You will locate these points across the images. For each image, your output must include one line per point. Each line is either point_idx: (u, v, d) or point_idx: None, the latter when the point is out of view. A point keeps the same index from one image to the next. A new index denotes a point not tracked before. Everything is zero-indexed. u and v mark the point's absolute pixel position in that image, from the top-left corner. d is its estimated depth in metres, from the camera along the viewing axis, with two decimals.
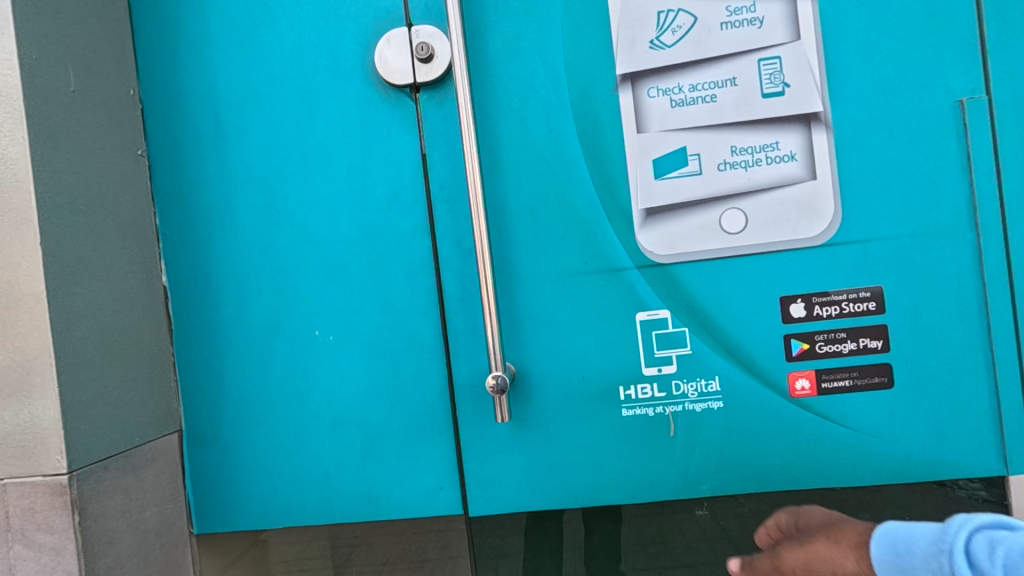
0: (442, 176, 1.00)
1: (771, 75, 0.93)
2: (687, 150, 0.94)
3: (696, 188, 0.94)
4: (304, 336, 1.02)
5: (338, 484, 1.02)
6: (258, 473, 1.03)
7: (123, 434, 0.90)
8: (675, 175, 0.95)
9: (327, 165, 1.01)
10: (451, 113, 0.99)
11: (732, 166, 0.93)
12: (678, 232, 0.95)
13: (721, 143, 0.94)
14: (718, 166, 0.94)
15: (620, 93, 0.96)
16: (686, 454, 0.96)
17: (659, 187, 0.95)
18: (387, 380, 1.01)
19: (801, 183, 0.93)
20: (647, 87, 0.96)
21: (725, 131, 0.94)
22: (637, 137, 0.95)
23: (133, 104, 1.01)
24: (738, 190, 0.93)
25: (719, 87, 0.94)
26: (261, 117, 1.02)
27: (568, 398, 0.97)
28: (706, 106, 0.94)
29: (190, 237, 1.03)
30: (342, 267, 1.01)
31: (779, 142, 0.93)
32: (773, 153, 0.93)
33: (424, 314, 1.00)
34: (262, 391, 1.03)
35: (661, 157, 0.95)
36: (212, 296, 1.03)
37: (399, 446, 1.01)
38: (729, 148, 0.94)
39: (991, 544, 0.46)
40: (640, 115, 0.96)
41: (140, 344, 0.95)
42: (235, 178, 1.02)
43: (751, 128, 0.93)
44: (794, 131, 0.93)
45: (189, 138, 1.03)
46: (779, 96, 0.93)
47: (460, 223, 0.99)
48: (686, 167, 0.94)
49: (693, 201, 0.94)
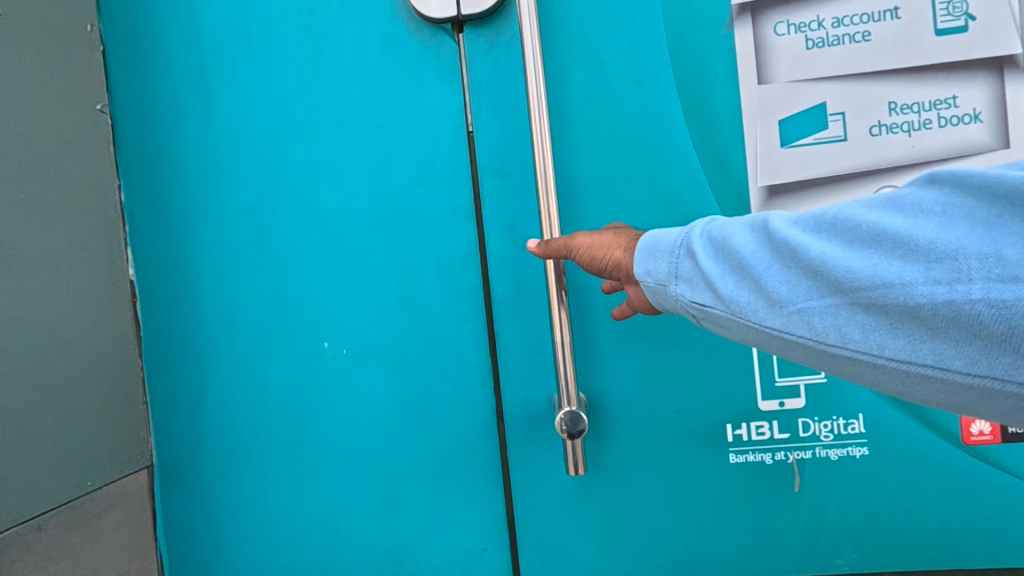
0: (492, 141, 0.76)
1: (950, 4, 0.68)
2: (829, 108, 0.71)
3: (837, 159, 0.71)
4: (309, 349, 0.79)
5: (353, 538, 0.79)
6: (249, 523, 0.80)
7: (69, 480, 0.67)
8: (810, 142, 0.71)
9: (341, 126, 0.77)
10: (505, 58, 0.75)
11: (891, 130, 0.70)
12: None
13: (876, 98, 0.70)
14: (869, 130, 0.71)
15: (737, 30, 0.71)
16: (812, 513, 0.73)
17: (788, 158, 0.72)
18: (416, 407, 0.78)
19: (985, 153, 0.70)
20: (774, 21, 0.71)
21: (882, 83, 0.70)
22: (758, 91, 0.72)
23: (92, 44, 0.77)
24: (897, 161, 0.70)
25: (875, 21, 0.69)
26: (257, 63, 0.78)
27: (655, 435, 0.74)
28: (856, 47, 0.70)
29: (166, 218, 0.80)
30: (361, 260, 0.78)
31: (958, 96, 0.69)
32: (948, 112, 0.69)
33: (466, 322, 0.77)
34: (256, 418, 0.80)
35: (792, 118, 0.71)
36: (194, 294, 0.80)
37: (431, 493, 0.78)
38: (887, 105, 0.70)
39: (898, 202, 0.39)
40: (764, 60, 0.72)
41: (96, 357, 0.72)
42: (224, 143, 0.79)
43: (918, 78, 0.69)
44: (977, 82, 0.69)
45: (164, 89, 0.79)
46: (960, 32, 0.68)
47: (515, 204, 0.76)
48: (826, 131, 0.71)
49: (832, 176, 0.71)
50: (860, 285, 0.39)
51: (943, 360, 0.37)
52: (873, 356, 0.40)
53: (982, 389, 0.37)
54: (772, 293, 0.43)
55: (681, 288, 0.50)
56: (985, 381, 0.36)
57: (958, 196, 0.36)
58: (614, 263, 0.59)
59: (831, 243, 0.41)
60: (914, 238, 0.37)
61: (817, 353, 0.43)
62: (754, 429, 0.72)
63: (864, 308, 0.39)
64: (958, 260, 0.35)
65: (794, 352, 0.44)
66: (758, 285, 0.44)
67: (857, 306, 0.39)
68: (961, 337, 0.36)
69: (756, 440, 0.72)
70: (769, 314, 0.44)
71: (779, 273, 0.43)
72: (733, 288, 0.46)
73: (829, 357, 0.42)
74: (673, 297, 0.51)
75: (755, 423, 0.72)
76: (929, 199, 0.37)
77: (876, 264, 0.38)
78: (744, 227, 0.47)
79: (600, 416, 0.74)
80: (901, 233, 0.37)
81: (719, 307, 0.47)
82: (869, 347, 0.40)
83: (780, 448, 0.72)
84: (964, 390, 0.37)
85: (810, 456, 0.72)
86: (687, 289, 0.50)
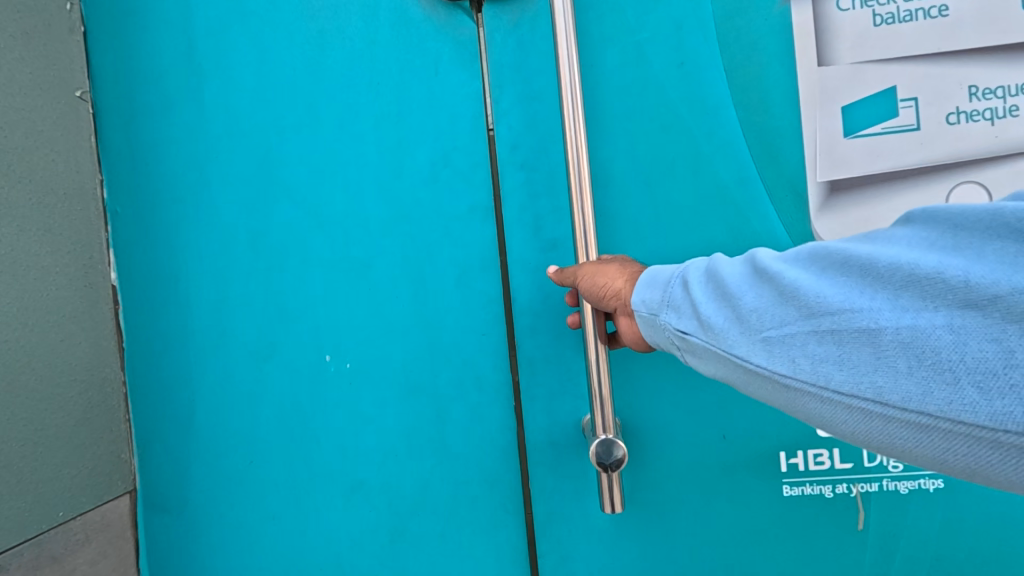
0: (515, 131, 0.68)
1: None
2: (899, 93, 0.64)
3: (908, 151, 0.65)
4: (309, 363, 0.71)
5: (357, 575, 0.71)
6: (243, 556, 0.73)
7: (38, 513, 0.59)
8: (876, 132, 0.65)
9: (346, 115, 0.70)
10: (530, 38, 0.67)
11: (970, 118, 0.64)
12: (877, 218, 0.66)
13: (954, 82, 0.64)
14: (945, 118, 0.64)
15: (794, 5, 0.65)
16: (876, 554, 0.64)
17: (850, 150, 0.66)
18: (428, 430, 0.70)
19: None
20: None
21: (961, 65, 0.63)
22: (818, 74, 0.65)
23: (70, 27, 0.69)
24: (977, 154, 0.64)
25: None
26: (253, 46, 0.70)
27: (697, 463, 0.66)
28: (931, 24, 0.63)
29: (152, 218, 0.72)
30: (367, 265, 0.70)
31: None
32: None
33: (484, 335, 0.69)
34: (250, 440, 0.72)
35: (856, 105, 0.65)
36: (182, 303, 0.72)
37: (444, 526, 0.70)
38: (967, 90, 0.63)
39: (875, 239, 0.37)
40: (825, 39, 0.65)
41: (71, 373, 0.64)
42: (216, 136, 0.71)
43: (1001, 61, 0.63)
44: None
45: (151, 75, 0.72)
46: None
47: (540, 202, 0.67)
48: (895, 120, 0.64)
49: (902, 170, 0.65)
50: (819, 304, 0.36)
51: (888, 393, 0.33)
52: (818, 388, 0.36)
53: (941, 434, 0.32)
54: (737, 312, 0.40)
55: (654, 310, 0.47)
56: (940, 425, 0.31)
57: (927, 232, 0.35)
58: (615, 293, 0.54)
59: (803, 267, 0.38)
60: (877, 260, 0.35)
61: (768, 383, 0.39)
62: (811, 458, 0.64)
63: (822, 334, 0.36)
64: (916, 285, 0.33)
65: (746, 379, 0.41)
66: (726, 305, 0.41)
67: (815, 329, 0.36)
68: (907, 362, 0.32)
69: (813, 470, 0.64)
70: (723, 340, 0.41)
71: (747, 292, 0.40)
72: (700, 305, 0.43)
73: (782, 390, 0.38)
74: (655, 323, 0.47)
75: (812, 450, 0.64)
76: (902, 236, 0.36)
77: (841, 288, 0.36)
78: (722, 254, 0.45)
79: (634, 441, 0.66)
80: (871, 256, 0.35)
81: (693, 332, 0.43)
82: (817, 376, 0.36)
83: (842, 480, 0.64)
84: (915, 431, 0.33)
85: (876, 489, 0.63)
86: (671, 316, 0.45)
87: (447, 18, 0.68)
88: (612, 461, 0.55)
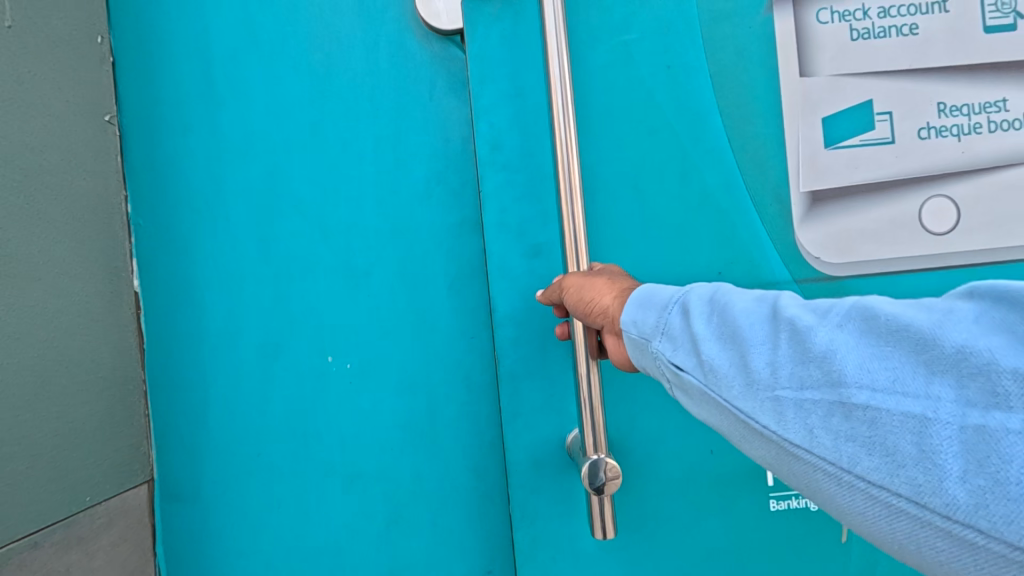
0: (501, 127, 0.73)
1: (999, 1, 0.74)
2: (875, 105, 0.75)
3: (886, 161, 0.75)
4: (313, 363, 0.77)
5: (355, 559, 0.77)
6: (249, 541, 0.79)
7: (67, 496, 0.66)
8: (855, 144, 0.75)
9: (348, 135, 0.76)
10: (518, 34, 0.72)
11: (942, 132, 0.75)
12: (858, 230, 0.75)
13: (926, 99, 0.75)
14: (919, 133, 0.75)
15: (777, 14, 0.75)
16: (820, 535, 0.73)
17: (830, 159, 0.75)
18: (421, 425, 0.76)
19: None
20: (817, 8, 0.75)
21: (932, 83, 0.75)
22: (800, 84, 0.75)
23: (101, 57, 0.77)
24: (950, 165, 0.75)
25: (921, 14, 0.74)
26: (265, 74, 0.78)
27: (662, 454, 0.73)
28: (903, 39, 0.74)
29: (170, 231, 0.79)
30: (366, 274, 0.76)
31: (1006, 100, 0.75)
32: (997, 115, 0.75)
33: (471, 338, 0.76)
34: (258, 433, 0.78)
35: (836, 116, 0.75)
36: (197, 307, 0.79)
37: (435, 513, 0.76)
38: (937, 106, 0.75)
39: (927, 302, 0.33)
40: (807, 50, 0.75)
41: (98, 370, 0.71)
42: (230, 155, 0.78)
43: (963, 83, 0.75)
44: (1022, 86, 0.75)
45: (172, 99, 0.79)
46: (1007, 29, 0.75)
47: (522, 205, 0.72)
48: (873, 132, 0.75)
49: (875, 183, 0.75)
50: (834, 371, 0.34)
51: (922, 495, 0.30)
52: (839, 470, 0.33)
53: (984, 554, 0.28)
54: (750, 367, 0.38)
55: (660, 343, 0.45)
56: (986, 545, 0.28)
57: (997, 307, 0.31)
58: (601, 310, 0.55)
59: (823, 320, 0.36)
60: (937, 339, 0.31)
61: (781, 452, 0.36)
62: None
63: (849, 410, 0.33)
64: (944, 371, 0.30)
65: (757, 443, 0.38)
66: (732, 350, 0.39)
67: (824, 398, 0.34)
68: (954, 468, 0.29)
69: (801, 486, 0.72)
70: (743, 391, 0.38)
71: (762, 345, 0.38)
72: (705, 346, 0.41)
73: (778, 453, 0.36)
74: (649, 349, 0.47)
75: None
76: (960, 308, 0.32)
77: (861, 357, 0.33)
78: (736, 291, 0.43)
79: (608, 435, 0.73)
80: (921, 331, 0.32)
81: (691, 371, 0.42)
82: (839, 458, 0.33)
83: None
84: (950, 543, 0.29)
85: None
86: (669, 346, 0.44)
87: (440, 49, 0.76)
88: (602, 482, 0.58)
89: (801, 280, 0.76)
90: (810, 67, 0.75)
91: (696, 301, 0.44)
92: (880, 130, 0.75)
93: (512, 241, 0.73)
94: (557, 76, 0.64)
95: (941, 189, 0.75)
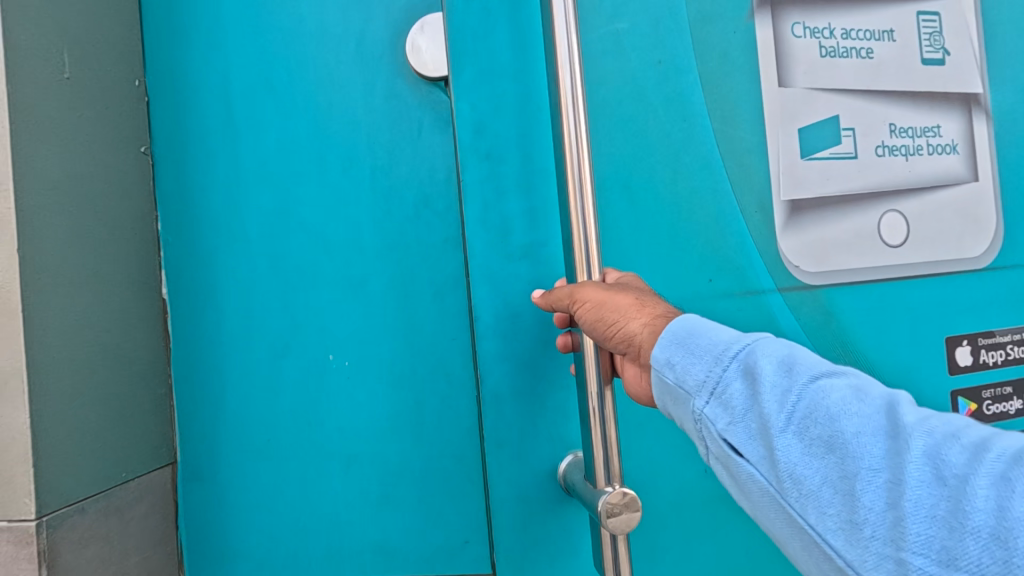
0: (494, 129, 0.80)
1: (932, 38, 0.94)
2: (841, 121, 0.90)
3: (849, 172, 0.90)
4: (317, 360, 0.89)
5: (351, 531, 0.89)
6: (258, 516, 0.90)
7: (108, 471, 0.78)
8: (825, 156, 0.89)
9: (348, 164, 0.89)
10: (525, 46, 0.81)
11: (893, 151, 0.92)
12: (829, 240, 0.90)
13: (881, 120, 0.91)
14: (876, 149, 0.91)
15: (758, 23, 0.87)
16: None
17: (804, 168, 0.88)
18: (409, 414, 0.88)
19: (959, 178, 0.96)
20: (794, 24, 0.88)
21: (886, 108, 0.92)
22: (780, 93, 0.88)
23: (137, 97, 0.90)
24: (900, 179, 0.92)
25: (876, 41, 0.91)
26: (277, 110, 0.90)
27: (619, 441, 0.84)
28: (861, 60, 0.90)
29: (193, 245, 0.91)
30: (362, 283, 0.89)
31: (939, 127, 0.95)
32: (934, 138, 0.95)
33: (454, 338, 0.88)
34: (268, 421, 0.90)
35: (809, 128, 0.89)
36: (216, 310, 0.91)
37: (420, 491, 0.88)
38: (889, 126, 0.92)
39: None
40: (786, 62, 0.88)
41: (132, 365, 0.84)
42: (246, 180, 0.91)
43: (909, 109, 0.93)
44: (948, 117, 0.95)
45: (196, 132, 0.92)
46: (937, 63, 0.95)
47: (501, 204, 0.81)
48: (839, 146, 0.89)
49: (836, 197, 0.89)
50: (971, 552, 0.34)
51: None
52: None
53: None
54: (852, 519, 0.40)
55: (709, 407, 0.49)
56: None
57: None
58: (626, 331, 0.61)
59: (984, 485, 0.35)
60: None
61: None
62: None
63: None
64: None
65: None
66: (841, 474, 0.41)
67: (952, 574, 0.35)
68: None
69: None
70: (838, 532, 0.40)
71: (858, 489, 0.40)
72: (805, 462, 0.43)
73: None
74: (689, 402, 0.51)
75: None
76: None
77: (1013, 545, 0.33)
78: (847, 397, 0.43)
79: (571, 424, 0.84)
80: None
81: (757, 465, 0.45)
82: None
83: None
84: None
85: None
86: (720, 415, 0.48)
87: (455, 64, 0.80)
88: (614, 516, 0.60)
89: (782, 289, 0.89)
90: (784, 73, 0.89)
91: (765, 366, 0.46)
92: (845, 144, 0.90)
93: (495, 241, 0.80)
94: (570, 95, 0.65)
95: (890, 205, 0.92)
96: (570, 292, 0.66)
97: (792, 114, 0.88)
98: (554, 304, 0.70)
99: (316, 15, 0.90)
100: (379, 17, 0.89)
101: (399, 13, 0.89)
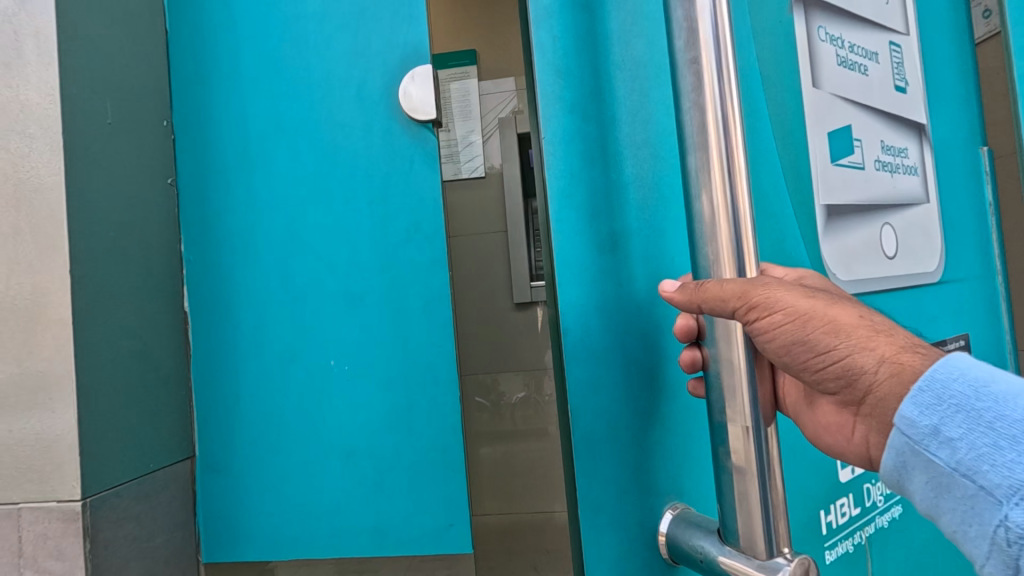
0: None
1: (898, 68, 1.04)
2: (851, 132, 0.94)
3: (856, 182, 0.94)
4: (320, 365, 1.02)
5: (350, 516, 1.01)
6: (267, 502, 1.02)
7: (140, 460, 0.90)
8: (845, 164, 0.93)
9: (348, 194, 1.02)
10: None
11: (883, 167, 0.98)
12: (850, 248, 0.94)
13: (874, 138, 0.98)
14: (874, 163, 0.97)
15: (795, 16, 0.89)
16: None
17: (834, 173, 0.91)
18: (401, 411, 1.00)
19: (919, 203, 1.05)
20: (817, 24, 0.92)
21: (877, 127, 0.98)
22: (813, 91, 0.90)
23: (165, 135, 1.04)
24: (887, 197, 0.99)
25: (869, 60, 0.98)
26: (287, 147, 1.04)
27: None
28: (860, 75, 0.97)
29: (213, 264, 1.04)
30: (361, 298, 1.02)
31: (907, 151, 1.04)
32: (904, 162, 1.03)
33: (440, 345, 1.00)
34: (275, 419, 1.02)
35: (834, 131, 0.91)
36: (232, 321, 1.03)
37: (411, 480, 1.00)
38: (880, 144, 0.98)
39: None
40: (817, 65, 0.91)
41: (160, 369, 0.97)
42: (260, 207, 1.04)
43: (889, 129, 1.01)
44: (911, 143, 1.05)
45: (215, 165, 1.05)
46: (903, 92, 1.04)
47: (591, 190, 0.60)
48: (852, 155, 0.94)
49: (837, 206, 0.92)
50: None
51: None
52: None
53: None
54: None
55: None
56: None
57: None
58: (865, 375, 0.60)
59: None
60: None
61: None
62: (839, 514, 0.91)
63: None
64: None
65: None
66: None
67: None
68: None
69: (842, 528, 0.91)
70: None
71: None
72: None
73: None
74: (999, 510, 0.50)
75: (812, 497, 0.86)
76: None
77: None
78: None
79: None
80: None
81: None
82: None
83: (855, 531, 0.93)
84: None
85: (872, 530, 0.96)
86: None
87: None
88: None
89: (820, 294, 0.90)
90: (813, 83, 0.90)
91: None
92: (855, 155, 0.94)
93: None
94: (715, 56, 0.51)
95: (884, 219, 0.99)
96: (741, 288, 0.53)
97: (820, 118, 0.91)
98: (706, 304, 0.55)
99: (322, 65, 1.03)
100: (376, 66, 1.03)
101: (393, 63, 1.02)
